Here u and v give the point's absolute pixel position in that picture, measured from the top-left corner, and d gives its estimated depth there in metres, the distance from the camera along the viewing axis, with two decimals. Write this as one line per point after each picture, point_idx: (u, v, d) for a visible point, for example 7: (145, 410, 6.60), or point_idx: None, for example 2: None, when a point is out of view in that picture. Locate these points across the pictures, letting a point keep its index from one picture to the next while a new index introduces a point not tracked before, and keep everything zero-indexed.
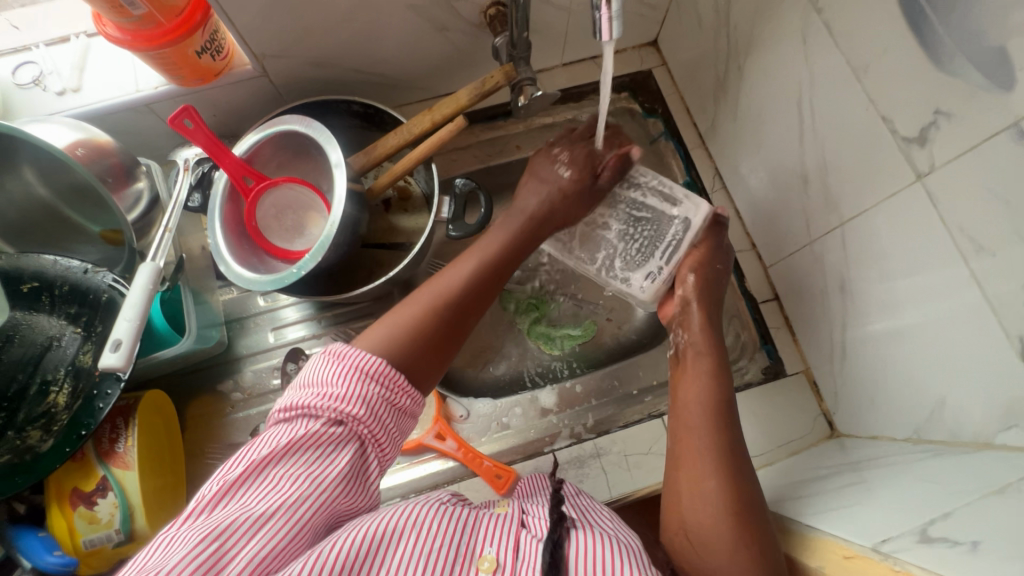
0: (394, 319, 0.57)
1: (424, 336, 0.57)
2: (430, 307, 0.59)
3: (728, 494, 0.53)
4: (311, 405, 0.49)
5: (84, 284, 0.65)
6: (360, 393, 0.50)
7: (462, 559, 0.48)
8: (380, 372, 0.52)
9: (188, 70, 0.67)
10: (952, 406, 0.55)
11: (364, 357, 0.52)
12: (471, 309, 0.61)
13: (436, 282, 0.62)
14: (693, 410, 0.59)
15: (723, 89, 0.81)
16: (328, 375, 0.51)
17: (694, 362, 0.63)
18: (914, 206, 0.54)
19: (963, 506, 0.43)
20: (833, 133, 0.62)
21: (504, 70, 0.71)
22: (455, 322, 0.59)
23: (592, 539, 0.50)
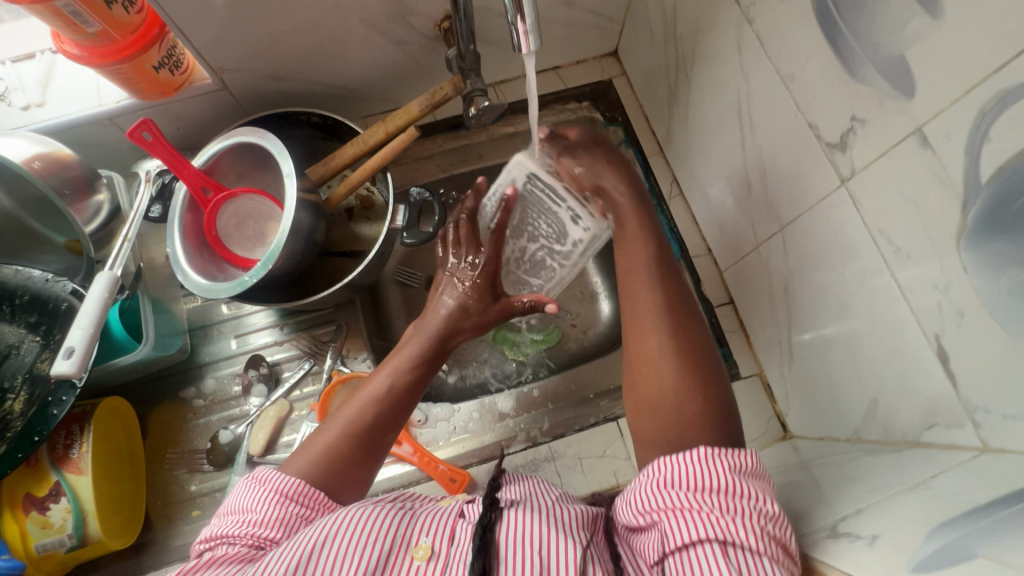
0: (311, 446, 0.56)
1: (345, 460, 0.55)
2: (349, 428, 0.57)
3: (671, 353, 0.55)
4: (234, 534, 0.50)
5: (47, 292, 0.66)
6: (278, 515, 0.50)
7: (397, 550, 0.47)
8: (299, 492, 0.52)
9: (147, 84, 0.69)
10: (884, 406, 0.56)
11: (284, 479, 0.52)
12: (395, 419, 0.59)
13: (355, 397, 0.59)
14: (636, 280, 0.60)
15: (676, 98, 0.82)
16: (250, 501, 0.52)
17: (621, 232, 0.63)
18: (840, 210, 0.55)
19: (877, 502, 0.44)
20: (770, 140, 0.63)
21: (453, 82, 0.74)
22: (377, 440, 0.57)
23: (524, 514, 0.48)
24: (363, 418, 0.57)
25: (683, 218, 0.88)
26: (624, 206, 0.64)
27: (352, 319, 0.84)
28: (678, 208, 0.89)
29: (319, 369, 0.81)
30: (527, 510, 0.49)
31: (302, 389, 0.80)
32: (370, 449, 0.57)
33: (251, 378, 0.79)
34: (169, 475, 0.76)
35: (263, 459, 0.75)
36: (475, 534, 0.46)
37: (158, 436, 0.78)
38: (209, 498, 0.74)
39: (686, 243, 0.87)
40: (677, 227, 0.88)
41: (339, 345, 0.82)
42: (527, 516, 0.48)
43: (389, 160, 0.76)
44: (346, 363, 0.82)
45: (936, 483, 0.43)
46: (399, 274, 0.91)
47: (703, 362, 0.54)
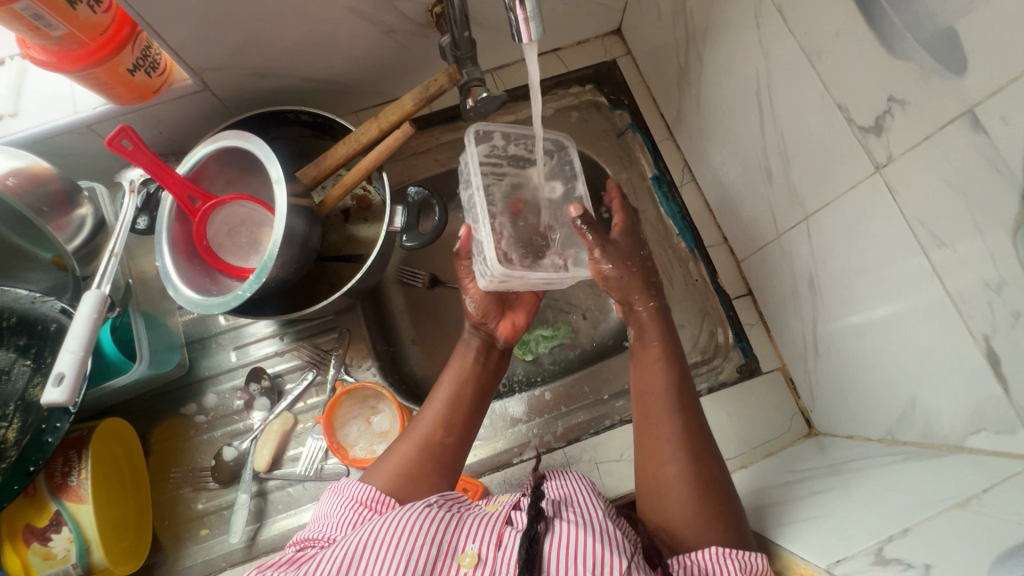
0: (390, 460, 0.59)
1: (419, 467, 0.58)
2: (422, 435, 0.60)
3: (692, 483, 0.54)
4: (313, 540, 0.52)
5: (34, 313, 0.63)
6: (350, 519, 0.52)
7: (443, 557, 0.47)
8: (373, 498, 0.54)
9: (123, 89, 0.65)
10: (922, 407, 0.53)
11: (359, 488, 0.54)
12: (461, 423, 0.62)
13: (428, 409, 0.63)
14: (654, 405, 0.59)
15: (686, 79, 0.77)
16: (329, 509, 0.54)
17: (646, 351, 0.63)
18: (874, 198, 0.50)
19: (924, 520, 0.41)
20: (792, 125, 0.59)
21: (448, 71, 0.70)
22: (443, 442, 0.60)
23: (571, 526, 0.48)
24: (431, 422, 0.61)
25: (697, 206, 0.84)
26: (651, 327, 0.65)
27: (354, 325, 0.81)
28: (691, 194, 0.84)
29: (323, 379, 0.78)
30: (578, 525, 0.48)
31: (306, 401, 0.78)
32: (441, 457, 0.59)
33: (253, 392, 0.77)
34: (175, 495, 0.74)
35: (269, 475, 0.73)
36: (521, 545, 0.46)
37: (162, 454, 0.76)
38: (218, 517, 0.72)
39: (700, 232, 0.82)
40: (688, 215, 0.83)
41: (342, 353, 0.79)
42: (575, 529, 0.47)
43: (384, 158, 0.72)
44: (350, 372, 0.79)
45: (991, 499, 0.40)
46: (401, 275, 0.87)
47: (724, 508, 0.52)
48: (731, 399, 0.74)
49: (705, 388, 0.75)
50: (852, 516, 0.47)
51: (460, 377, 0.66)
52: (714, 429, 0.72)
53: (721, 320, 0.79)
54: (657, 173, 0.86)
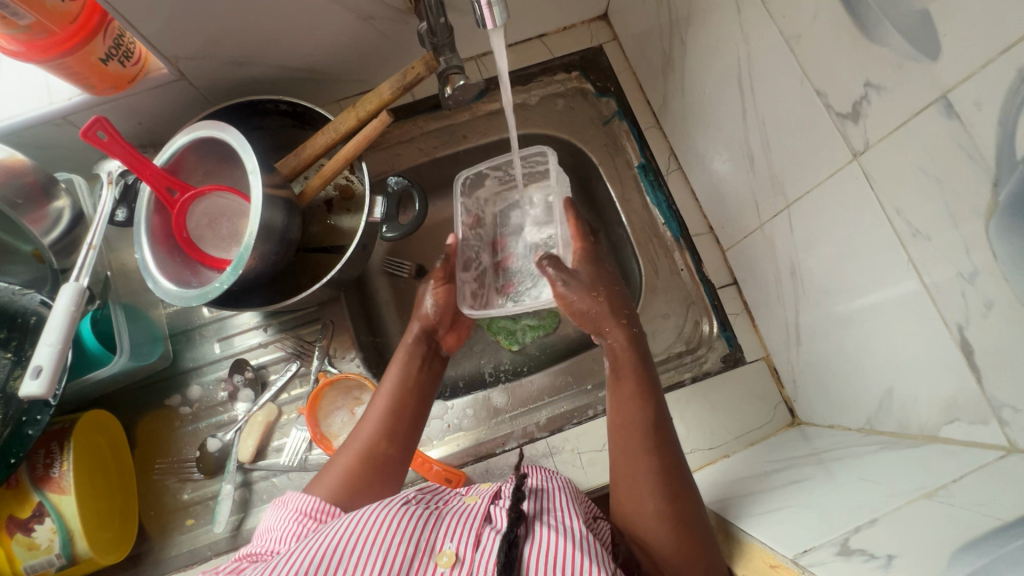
0: (332, 474, 0.59)
1: (363, 479, 0.59)
2: (362, 448, 0.61)
3: (662, 509, 0.53)
4: (255, 554, 0.52)
5: (14, 306, 0.62)
6: (294, 529, 0.52)
7: (422, 555, 0.47)
8: (318, 508, 0.54)
9: (96, 79, 0.64)
10: (899, 397, 0.52)
11: (303, 498, 0.55)
12: (403, 432, 0.63)
13: (366, 422, 0.64)
14: (621, 424, 0.60)
15: (670, 65, 0.76)
16: (274, 523, 0.54)
17: (619, 387, 0.61)
18: (853, 186, 0.50)
19: (892, 511, 0.41)
20: (772, 113, 0.58)
21: (425, 60, 0.69)
22: (387, 453, 0.62)
23: (551, 532, 0.48)
24: (372, 435, 0.62)
25: (683, 195, 0.83)
26: (624, 360, 0.62)
27: (337, 316, 0.81)
28: (676, 183, 0.83)
29: (306, 371, 0.78)
30: (557, 530, 0.49)
31: (290, 392, 0.78)
32: (382, 467, 0.61)
33: (237, 383, 0.77)
34: (161, 486, 0.74)
35: (253, 466, 0.73)
36: (500, 549, 0.46)
37: (146, 446, 0.76)
38: (203, 507, 0.73)
39: (686, 221, 0.82)
40: (674, 204, 0.83)
41: (326, 344, 0.79)
42: (555, 535, 0.48)
43: (363, 148, 0.71)
44: (334, 363, 0.79)
45: (959, 490, 0.40)
46: (387, 265, 0.87)
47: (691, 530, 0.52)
48: (714, 389, 0.74)
49: (688, 377, 0.75)
50: (824, 506, 0.47)
51: (399, 388, 0.66)
52: (697, 418, 0.72)
53: (705, 310, 0.79)
54: (642, 162, 0.85)
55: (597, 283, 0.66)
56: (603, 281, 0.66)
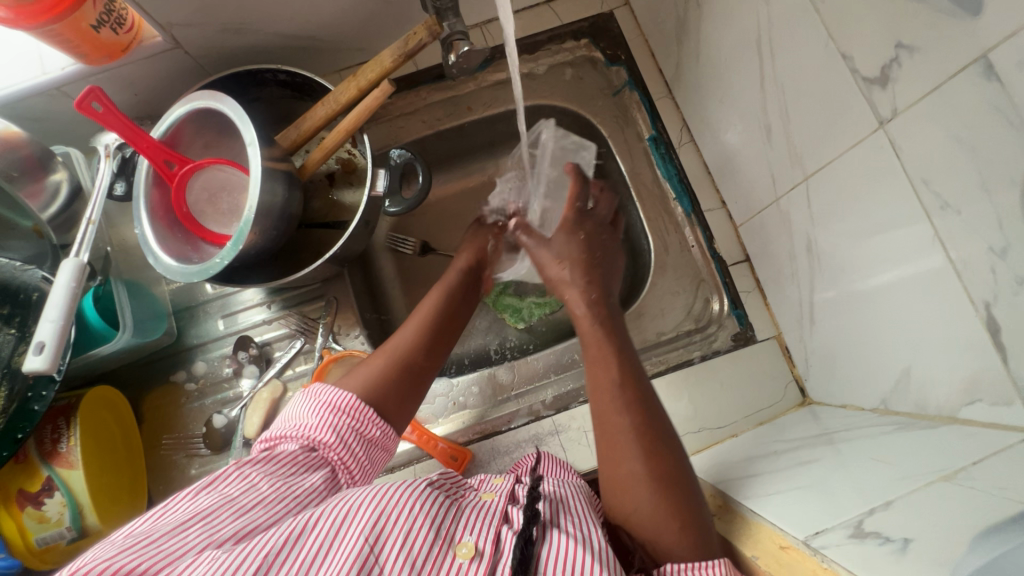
0: (361, 371, 0.61)
1: (394, 381, 0.60)
2: (397, 356, 0.62)
3: (650, 477, 0.51)
4: (290, 437, 0.55)
5: (16, 281, 0.62)
6: (330, 422, 0.55)
7: (440, 543, 0.46)
8: (350, 405, 0.56)
9: (89, 46, 0.61)
10: (917, 377, 0.50)
11: (338, 394, 0.57)
12: (436, 350, 0.65)
13: (395, 335, 0.65)
14: (604, 376, 0.57)
15: (685, 30, 0.72)
16: (306, 411, 0.56)
17: (594, 364, 0.58)
18: (877, 156, 0.47)
19: (909, 492, 0.40)
20: (793, 78, 0.55)
21: (426, 24, 0.64)
22: (421, 366, 0.63)
23: (567, 539, 0.48)
24: (408, 346, 0.63)
25: (696, 168, 0.80)
26: (586, 324, 0.62)
27: (341, 292, 0.80)
28: (689, 156, 0.80)
29: (311, 347, 0.78)
30: (573, 537, 0.49)
31: (295, 368, 0.77)
32: (414, 378, 0.62)
33: (241, 360, 0.76)
34: (168, 460, 0.75)
35: (260, 441, 0.73)
36: (516, 545, 0.47)
37: (154, 421, 0.76)
38: None
39: (697, 196, 0.79)
40: (686, 177, 0.80)
41: (329, 321, 0.78)
42: (571, 542, 0.48)
43: (364, 120, 0.69)
44: (338, 340, 0.78)
45: (980, 473, 0.39)
46: (390, 240, 0.86)
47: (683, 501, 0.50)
48: (724, 368, 0.72)
49: (697, 355, 0.74)
50: (838, 486, 0.46)
51: (434, 311, 0.67)
52: (706, 398, 0.71)
53: (716, 288, 0.77)
54: (653, 134, 0.82)
55: (565, 252, 0.67)
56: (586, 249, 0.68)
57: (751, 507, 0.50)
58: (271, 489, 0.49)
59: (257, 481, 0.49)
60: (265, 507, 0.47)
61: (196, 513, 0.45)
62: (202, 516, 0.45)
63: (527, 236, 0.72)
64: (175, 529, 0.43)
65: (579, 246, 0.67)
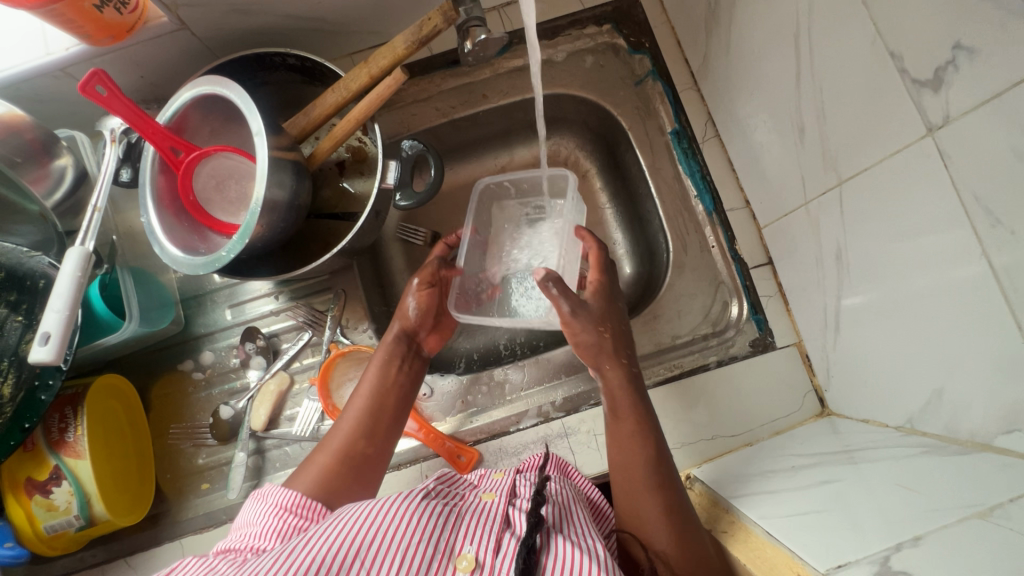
0: (306, 474, 0.58)
1: (340, 474, 0.58)
2: (338, 449, 0.60)
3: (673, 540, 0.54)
4: (236, 549, 0.51)
5: (22, 268, 0.60)
6: (274, 527, 0.52)
7: (440, 558, 0.46)
8: (298, 503, 0.54)
9: (92, 27, 0.59)
10: (950, 399, 0.48)
11: (284, 493, 0.54)
12: (380, 432, 0.63)
13: (336, 428, 0.62)
14: (622, 449, 0.59)
15: (715, 18, 0.68)
16: (253, 517, 0.54)
17: (616, 424, 0.61)
18: (923, 166, 0.44)
19: (939, 529, 0.38)
20: (832, 76, 0.51)
21: (442, 10, 0.61)
22: (365, 452, 0.60)
23: (572, 548, 0.47)
24: (348, 436, 0.61)
25: (719, 165, 0.76)
26: (620, 396, 0.61)
27: (350, 285, 0.78)
28: (712, 152, 0.77)
29: (318, 340, 0.76)
30: (579, 548, 0.47)
31: (302, 361, 0.76)
32: (360, 465, 0.59)
33: (249, 351, 0.76)
34: (175, 449, 0.74)
35: (266, 434, 0.73)
36: (519, 555, 0.46)
37: (161, 409, 0.76)
38: (217, 472, 0.73)
39: (720, 194, 0.76)
40: (709, 175, 0.76)
41: (338, 313, 0.76)
42: (576, 550, 0.47)
43: (375, 109, 0.66)
44: (346, 334, 0.77)
45: (1018, 512, 0.37)
46: (401, 232, 0.84)
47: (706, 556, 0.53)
48: (741, 374, 0.70)
49: (713, 361, 0.72)
50: (861, 516, 0.44)
51: (373, 391, 0.64)
52: (721, 404, 0.69)
53: (736, 291, 0.74)
54: (676, 128, 0.78)
55: (605, 316, 0.65)
56: (612, 314, 0.66)
57: (764, 529, 0.49)
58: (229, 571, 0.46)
59: (214, 567, 0.47)
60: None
61: None
62: None
63: (561, 292, 0.64)
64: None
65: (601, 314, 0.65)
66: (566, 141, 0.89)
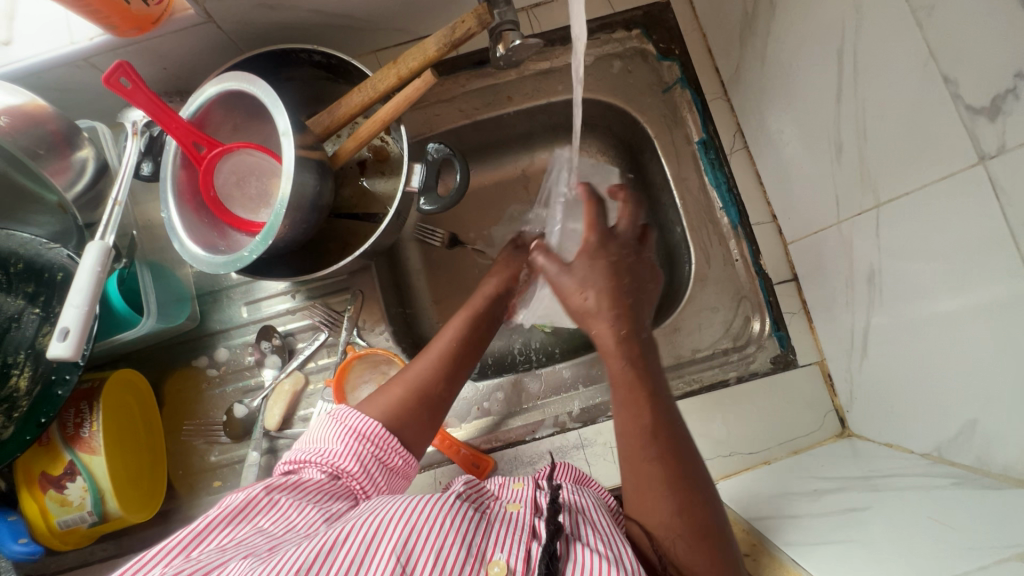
0: (381, 400, 0.58)
1: (412, 409, 0.58)
2: (417, 380, 0.60)
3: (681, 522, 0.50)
4: (313, 463, 0.52)
5: (41, 260, 0.60)
6: (355, 450, 0.53)
7: (471, 562, 0.44)
8: (375, 433, 0.54)
9: (119, 18, 0.58)
10: (984, 432, 0.47)
11: (364, 419, 0.55)
12: (456, 378, 0.63)
13: (414, 361, 0.63)
14: (633, 418, 0.55)
15: (751, 29, 0.67)
16: (329, 434, 0.54)
17: (621, 390, 0.57)
18: (973, 193, 0.43)
19: (977, 570, 0.37)
20: (878, 96, 0.50)
21: (476, 13, 0.61)
22: (440, 395, 0.60)
23: (595, 557, 0.46)
24: (429, 373, 0.61)
25: (747, 178, 0.75)
26: (615, 359, 0.58)
27: (367, 286, 0.77)
28: (740, 164, 0.75)
29: (335, 341, 0.76)
30: (604, 557, 0.46)
31: (317, 361, 0.75)
32: (433, 405, 0.60)
33: (264, 349, 0.75)
34: (188, 446, 0.74)
35: (280, 434, 0.72)
36: (542, 561, 0.45)
37: (175, 405, 0.76)
38: (230, 470, 0.73)
39: (746, 208, 0.75)
40: (735, 187, 0.75)
41: (355, 315, 0.75)
42: (598, 560, 0.46)
43: (403, 110, 0.65)
44: (362, 336, 0.76)
45: None
46: (418, 232, 0.83)
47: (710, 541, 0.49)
48: (762, 391, 0.69)
49: (734, 376, 0.71)
50: (892, 549, 0.43)
51: (456, 339, 0.65)
52: (740, 421, 0.68)
53: (759, 306, 0.73)
54: (703, 137, 0.77)
55: (588, 280, 0.62)
56: (603, 275, 0.62)
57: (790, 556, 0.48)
58: (304, 513, 0.47)
59: (290, 504, 0.48)
60: (298, 531, 0.45)
61: (226, 543, 0.43)
62: (237, 541, 0.44)
63: (545, 259, 0.68)
64: (217, 547, 0.43)
65: (604, 274, 0.62)
66: (589, 147, 0.87)
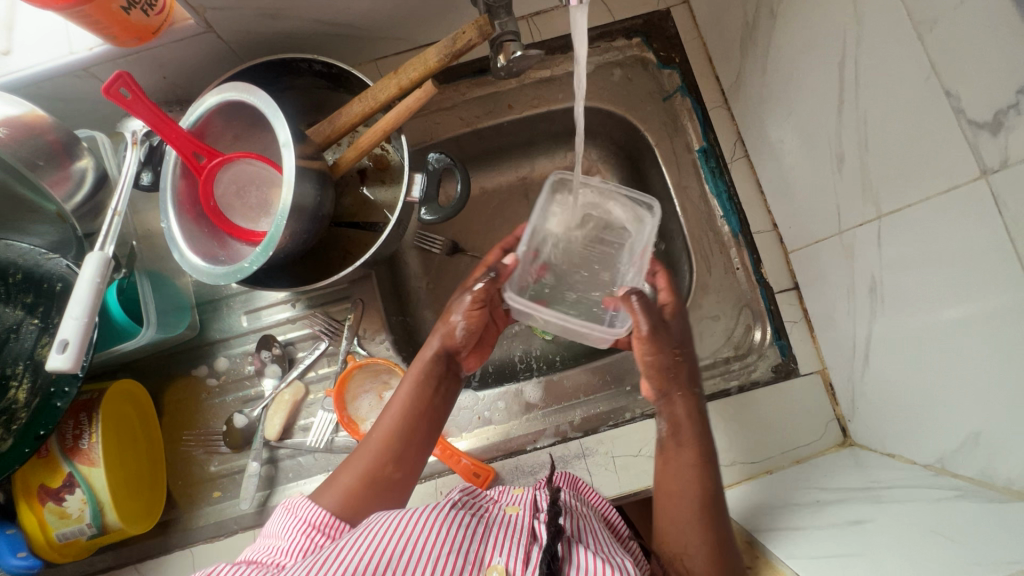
0: (331, 490, 0.57)
1: (363, 498, 0.56)
2: (366, 468, 0.58)
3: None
4: (262, 561, 0.51)
5: (39, 271, 0.60)
6: (300, 542, 0.52)
7: (470, 568, 0.45)
8: (323, 523, 0.53)
9: (118, 29, 0.57)
10: (987, 444, 0.47)
11: (314, 509, 0.54)
12: (408, 456, 0.60)
13: (365, 441, 0.60)
14: (676, 468, 0.57)
15: (752, 39, 0.67)
16: (280, 530, 0.54)
17: (677, 449, 0.58)
18: (975, 206, 0.43)
19: None
20: (880, 107, 0.50)
21: (477, 24, 0.60)
22: (391, 476, 0.58)
23: (594, 557, 0.46)
24: (378, 456, 0.59)
25: (748, 186, 0.75)
26: (687, 423, 0.59)
27: (368, 295, 0.77)
28: (741, 172, 0.75)
29: (335, 350, 0.76)
30: (601, 557, 0.46)
31: (317, 370, 0.75)
32: (385, 490, 0.58)
33: (264, 359, 0.75)
34: (188, 456, 0.74)
35: (280, 444, 0.72)
36: (542, 560, 0.45)
37: (175, 414, 0.75)
38: (230, 480, 0.72)
39: (747, 216, 0.74)
40: (736, 196, 0.75)
41: (355, 324, 0.75)
42: (597, 560, 0.46)
43: (403, 120, 0.65)
44: (363, 345, 0.76)
45: None
46: (418, 240, 0.84)
47: None
48: (764, 399, 0.69)
49: (735, 385, 0.71)
50: (897, 563, 0.43)
51: (406, 411, 0.61)
52: (742, 431, 0.68)
53: (760, 314, 0.73)
54: (704, 146, 0.77)
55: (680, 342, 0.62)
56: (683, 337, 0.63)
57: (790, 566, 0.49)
58: None
59: None
60: None
61: None
62: None
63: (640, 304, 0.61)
64: None
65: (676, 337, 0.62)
66: (590, 155, 0.87)
